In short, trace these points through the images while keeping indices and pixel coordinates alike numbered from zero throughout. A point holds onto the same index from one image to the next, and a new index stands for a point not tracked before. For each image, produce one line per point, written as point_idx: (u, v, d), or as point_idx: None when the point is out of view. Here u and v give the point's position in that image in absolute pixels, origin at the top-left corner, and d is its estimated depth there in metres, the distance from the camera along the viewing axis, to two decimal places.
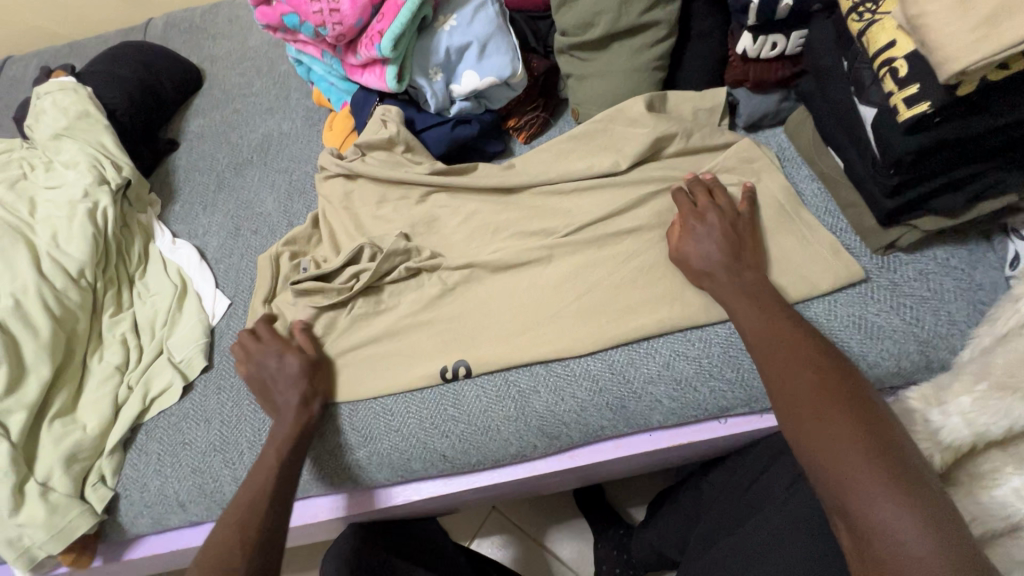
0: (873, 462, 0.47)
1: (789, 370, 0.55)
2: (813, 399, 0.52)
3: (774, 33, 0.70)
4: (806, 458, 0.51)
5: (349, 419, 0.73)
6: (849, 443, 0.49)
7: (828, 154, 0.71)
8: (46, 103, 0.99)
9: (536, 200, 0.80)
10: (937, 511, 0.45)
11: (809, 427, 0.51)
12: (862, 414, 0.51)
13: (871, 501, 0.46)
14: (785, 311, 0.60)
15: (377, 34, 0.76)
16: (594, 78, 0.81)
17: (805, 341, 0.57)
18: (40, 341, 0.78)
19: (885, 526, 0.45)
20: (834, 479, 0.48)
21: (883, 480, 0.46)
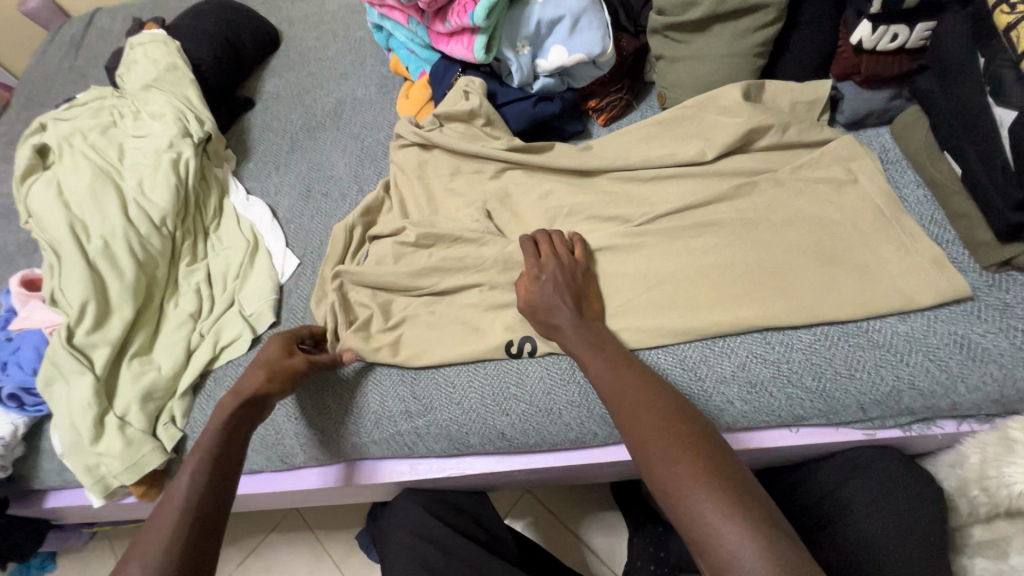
0: (726, 506, 0.46)
1: (638, 414, 0.55)
2: (661, 441, 0.51)
3: (897, 24, 0.64)
4: (666, 500, 0.49)
5: (412, 388, 0.74)
6: (699, 485, 0.47)
7: (942, 160, 0.66)
8: (138, 54, 1.03)
9: (613, 184, 0.78)
10: (791, 554, 0.43)
11: (662, 467, 0.50)
12: (707, 454, 0.50)
13: (727, 544, 0.44)
14: (628, 360, 0.61)
15: (471, 3, 0.75)
16: (688, 62, 0.78)
17: (638, 382, 0.58)
18: (124, 283, 0.82)
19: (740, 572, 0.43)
20: (692, 522, 0.47)
21: (741, 524, 0.44)
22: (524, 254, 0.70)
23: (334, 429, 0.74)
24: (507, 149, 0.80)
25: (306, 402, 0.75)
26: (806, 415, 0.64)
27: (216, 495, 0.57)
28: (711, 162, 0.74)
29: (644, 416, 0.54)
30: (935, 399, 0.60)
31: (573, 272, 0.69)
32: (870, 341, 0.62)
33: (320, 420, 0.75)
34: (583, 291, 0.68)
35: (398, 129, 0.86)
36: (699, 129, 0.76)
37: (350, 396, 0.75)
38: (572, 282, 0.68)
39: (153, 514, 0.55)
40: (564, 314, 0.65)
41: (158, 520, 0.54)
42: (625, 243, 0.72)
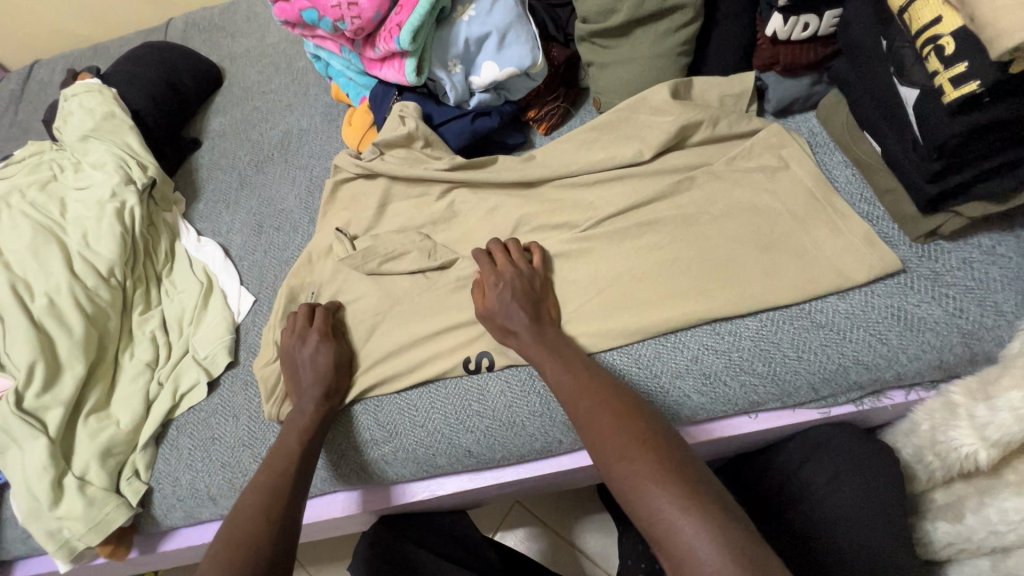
0: (682, 500, 0.46)
1: (593, 416, 0.55)
2: (618, 441, 0.52)
3: (806, 13, 0.67)
4: (623, 500, 0.49)
5: (374, 416, 0.73)
6: (655, 479, 0.48)
7: (864, 140, 0.68)
8: (73, 105, 1.01)
9: (557, 193, 0.78)
10: (743, 538, 0.44)
11: (619, 468, 0.50)
12: (660, 450, 0.51)
13: (683, 536, 0.44)
14: (586, 364, 0.62)
15: (396, 27, 0.75)
16: (616, 66, 0.79)
17: (595, 385, 0.58)
18: (73, 339, 0.80)
19: (696, 564, 0.43)
20: (648, 516, 0.47)
21: (696, 516, 0.45)
22: (479, 262, 0.71)
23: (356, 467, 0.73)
24: (450, 168, 0.81)
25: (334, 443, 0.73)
26: (762, 400, 0.65)
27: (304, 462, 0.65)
28: (647, 161, 0.75)
29: (602, 418, 0.55)
30: (880, 371, 0.62)
31: (531, 278, 0.69)
32: (814, 322, 0.63)
33: (350, 457, 0.73)
34: (538, 293, 0.69)
35: (338, 162, 0.86)
36: (636, 130, 0.77)
37: (370, 425, 0.73)
38: (529, 287, 0.68)
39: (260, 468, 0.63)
40: (519, 316, 0.66)
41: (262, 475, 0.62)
42: (575, 249, 0.73)
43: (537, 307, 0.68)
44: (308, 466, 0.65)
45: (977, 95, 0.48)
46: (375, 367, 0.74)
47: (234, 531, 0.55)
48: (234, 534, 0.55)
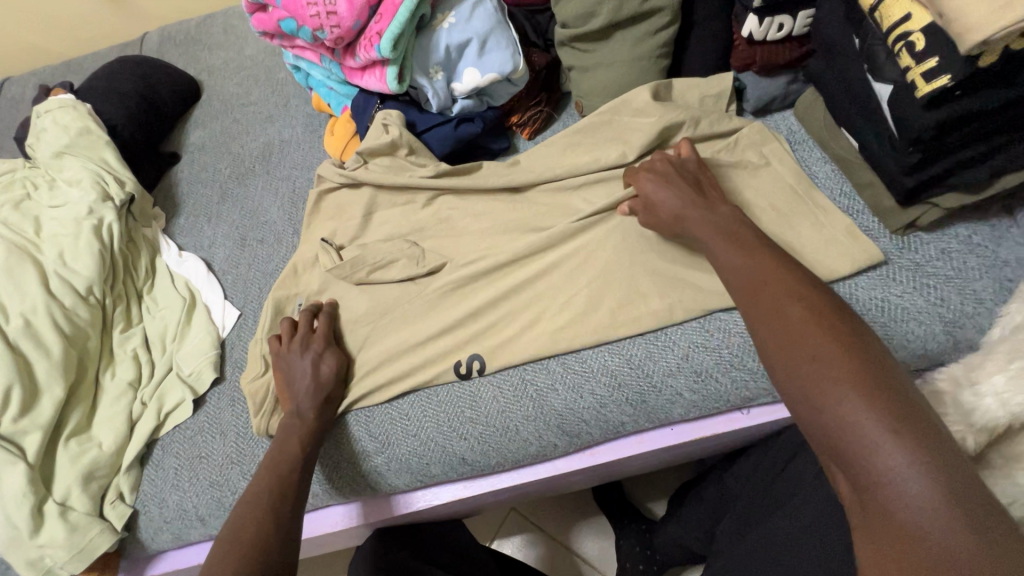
0: (889, 420, 0.39)
1: (775, 303, 0.47)
2: (807, 339, 0.44)
3: (780, 14, 0.68)
4: (801, 407, 0.43)
5: (366, 427, 0.72)
6: (853, 386, 0.41)
7: (841, 136, 0.70)
8: (46, 121, 0.99)
9: (544, 198, 0.79)
10: (961, 479, 0.36)
11: (803, 368, 0.43)
12: (861, 357, 0.42)
13: (883, 460, 0.38)
14: (767, 249, 0.53)
15: (375, 35, 0.75)
16: (597, 69, 0.80)
17: (781, 270, 0.50)
18: (51, 360, 0.78)
19: (887, 479, 0.37)
20: (828, 420, 0.41)
21: (902, 441, 0.38)
22: (629, 177, 0.68)
23: (353, 476, 0.72)
24: (434, 176, 0.80)
25: (326, 456, 0.72)
26: (752, 395, 0.66)
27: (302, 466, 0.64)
28: (631, 162, 0.76)
29: (788, 309, 0.47)
30: None
31: (678, 166, 0.66)
32: None
33: (349, 467, 0.72)
34: (692, 180, 0.65)
35: (322, 172, 0.85)
36: (619, 131, 0.77)
37: (365, 435, 0.72)
38: (682, 172, 0.65)
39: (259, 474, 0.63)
40: (671, 202, 0.62)
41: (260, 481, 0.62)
42: (563, 252, 0.73)
43: (700, 195, 0.62)
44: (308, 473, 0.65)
45: (949, 88, 0.49)
46: (365, 377, 0.73)
47: (242, 540, 0.55)
48: (239, 541, 0.55)
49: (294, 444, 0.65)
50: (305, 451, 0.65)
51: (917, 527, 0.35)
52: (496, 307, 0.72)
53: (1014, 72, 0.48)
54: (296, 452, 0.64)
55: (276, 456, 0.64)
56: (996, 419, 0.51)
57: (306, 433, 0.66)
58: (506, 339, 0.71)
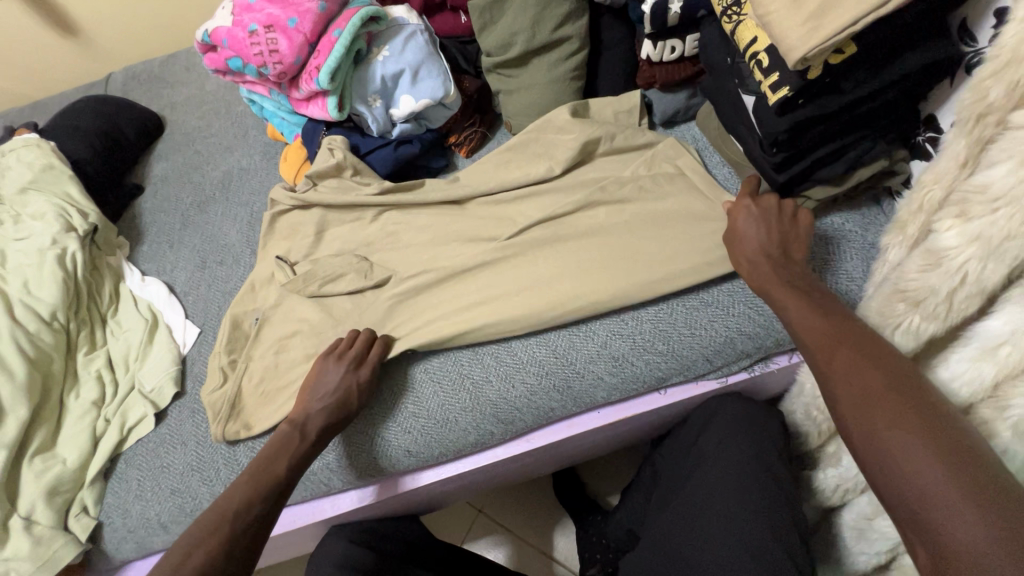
0: (970, 491, 0.37)
1: (851, 362, 0.49)
2: (883, 403, 0.45)
3: (670, 38, 0.77)
4: (874, 468, 0.43)
5: (352, 439, 0.75)
6: (897, 418, 0.43)
7: (732, 142, 0.79)
8: (11, 160, 1.04)
9: (479, 209, 0.86)
10: None
11: (876, 432, 0.44)
12: (945, 427, 0.42)
13: (958, 530, 0.37)
14: (852, 317, 0.53)
15: (314, 70, 0.83)
16: (520, 92, 0.88)
17: (837, 322, 0.53)
18: (16, 383, 0.82)
19: (960, 548, 0.36)
20: (879, 454, 0.43)
21: (979, 513, 0.36)
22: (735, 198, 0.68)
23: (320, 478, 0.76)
24: (380, 194, 0.88)
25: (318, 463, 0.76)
26: (665, 375, 0.72)
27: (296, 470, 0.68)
28: (559, 175, 0.83)
29: (871, 375, 0.47)
30: (761, 338, 0.70)
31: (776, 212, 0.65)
32: (701, 302, 0.72)
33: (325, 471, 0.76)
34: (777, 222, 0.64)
35: (274, 196, 0.92)
36: (544, 147, 0.85)
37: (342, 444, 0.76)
38: (780, 213, 0.65)
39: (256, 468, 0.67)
40: (751, 243, 0.64)
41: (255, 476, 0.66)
42: (496, 257, 0.79)
43: (784, 242, 0.63)
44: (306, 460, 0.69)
45: (790, 97, 0.58)
46: None
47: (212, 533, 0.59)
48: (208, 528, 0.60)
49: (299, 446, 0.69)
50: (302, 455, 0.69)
51: (968, 552, 0.36)
52: (435, 310, 0.79)
53: (841, 81, 0.57)
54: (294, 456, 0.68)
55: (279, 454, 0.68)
56: None
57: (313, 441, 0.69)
58: (444, 339, 0.77)
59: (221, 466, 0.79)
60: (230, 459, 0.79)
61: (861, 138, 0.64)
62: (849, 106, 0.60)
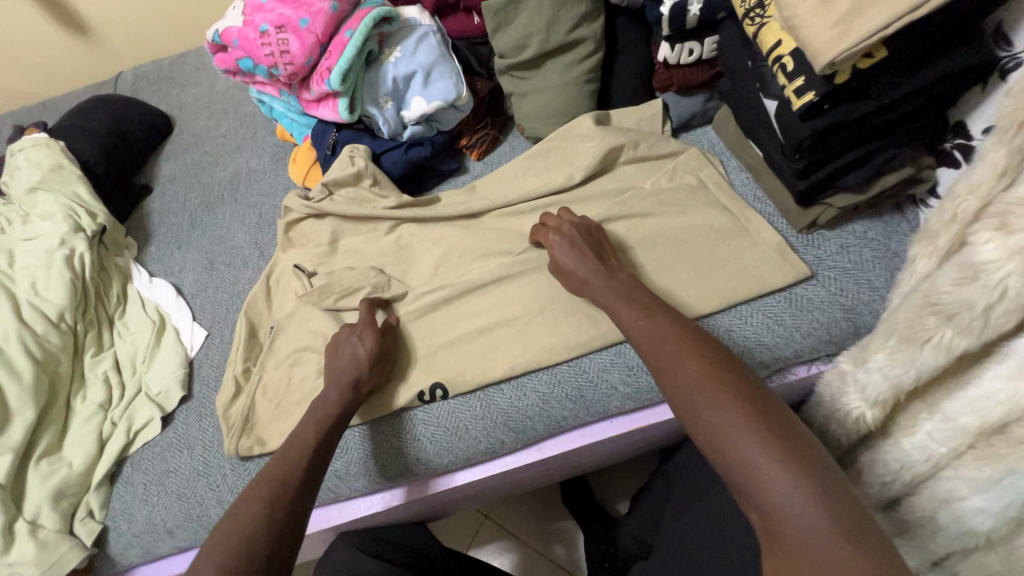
0: (784, 456, 0.44)
1: (671, 353, 0.55)
2: (705, 386, 0.51)
3: (688, 41, 0.76)
4: (705, 445, 0.49)
5: (372, 438, 0.75)
6: (736, 424, 0.47)
7: (751, 147, 0.77)
8: (20, 159, 1.04)
9: (498, 221, 0.85)
10: (843, 506, 0.42)
11: (707, 415, 0.49)
12: (752, 402, 0.48)
13: (775, 492, 0.43)
14: (664, 309, 0.61)
15: (326, 71, 0.82)
16: (533, 95, 0.87)
17: (675, 330, 0.57)
18: (22, 384, 0.81)
19: (780, 508, 0.43)
20: (705, 432, 0.49)
21: (792, 474, 0.43)
22: (536, 230, 0.78)
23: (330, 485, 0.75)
24: (395, 207, 0.87)
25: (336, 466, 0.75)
26: None
27: (319, 452, 0.65)
28: (579, 183, 0.82)
29: (688, 364, 0.53)
30: (780, 349, 0.68)
31: (589, 228, 0.74)
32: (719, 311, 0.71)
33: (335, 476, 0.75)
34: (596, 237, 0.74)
35: (288, 203, 0.90)
36: (563, 156, 0.85)
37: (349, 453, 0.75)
38: (588, 235, 0.73)
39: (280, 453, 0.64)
40: (574, 266, 0.70)
41: (280, 461, 0.63)
42: (511, 268, 0.79)
43: (600, 256, 0.71)
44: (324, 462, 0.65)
45: (816, 102, 0.56)
46: None
47: (242, 516, 0.56)
48: (236, 517, 0.56)
49: (312, 429, 0.66)
50: (322, 435, 0.66)
51: (810, 552, 0.40)
52: (455, 326, 0.78)
53: (868, 86, 0.56)
54: (313, 437, 0.65)
55: (297, 438, 0.66)
56: (881, 391, 0.57)
57: (334, 421, 0.68)
58: (455, 345, 0.76)
59: (228, 471, 0.78)
60: (237, 465, 0.78)
61: (885, 144, 0.62)
62: (875, 112, 0.58)
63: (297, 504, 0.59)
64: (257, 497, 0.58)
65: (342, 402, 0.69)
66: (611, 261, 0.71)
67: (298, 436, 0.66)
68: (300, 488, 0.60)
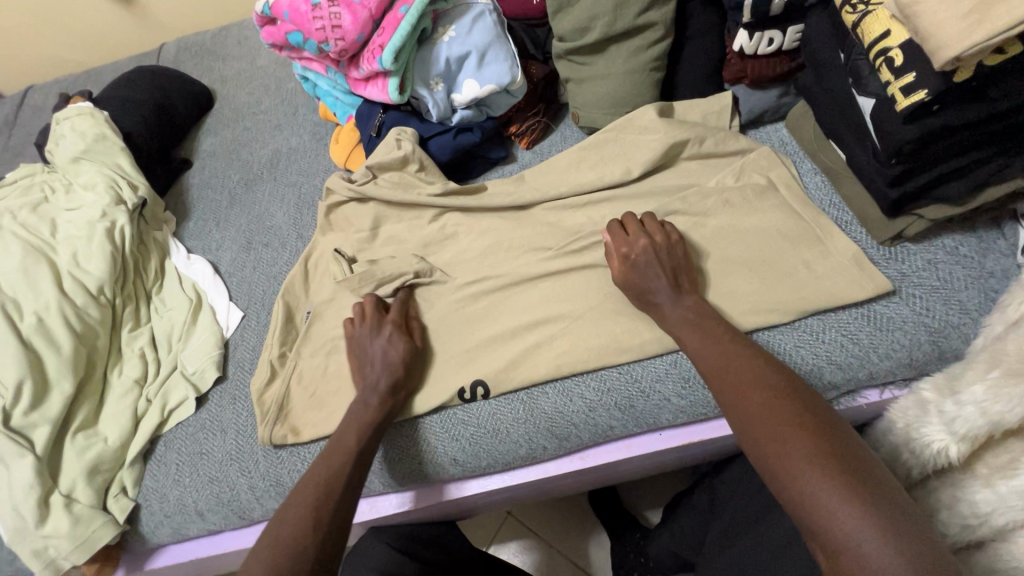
0: (853, 497, 0.44)
1: (736, 381, 0.54)
2: (771, 418, 0.50)
3: (770, 29, 0.70)
4: (769, 477, 0.49)
5: (399, 440, 0.72)
6: (807, 460, 0.47)
7: (830, 148, 0.71)
8: (65, 128, 1.03)
9: (548, 216, 0.81)
10: (922, 553, 0.41)
11: (771, 449, 0.49)
12: (823, 437, 0.48)
13: (847, 533, 0.43)
14: (729, 335, 0.59)
15: (378, 48, 0.78)
16: (592, 82, 0.82)
17: (743, 355, 0.56)
18: (62, 356, 0.81)
19: (850, 550, 0.42)
20: (773, 465, 0.48)
21: (864, 517, 0.43)
22: (613, 234, 0.69)
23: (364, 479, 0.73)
24: (441, 195, 0.83)
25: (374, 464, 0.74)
26: None
27: (361, 462, 0.64)
28: (636, 178, 0.77)
29: (754, 392, 0.53)
30: (853, 370, 0.63)
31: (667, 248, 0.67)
32: (788, 324, 0.65)
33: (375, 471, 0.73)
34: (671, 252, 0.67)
35: (331, 185, 0.88)
36: (622, 149, 0.80)
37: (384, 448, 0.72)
38: (674, 260, 0.66)
39: (322, 461, 0.64)
40: (655, 285, 0.65)
41: (323, 470, 0.63)
42: (560, 265, 0.75)
43: (676, 275, 0.65)
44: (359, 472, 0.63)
45: (927, 101, 0.51)
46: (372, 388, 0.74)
47: (284, 534, 0.56)
48: (279, 535, 0.56)
49: (353, 437, 0.65)
50: (362, 443, 0.65)
51: None
52: (499, 323, 0.74)
53: (990, 86, 0.50)
54: (353, 445, 0.65)
55: (339, 445, 0.65)
56: (975, 428, 0.54)
57: (373, 427, 0.66)
58: (498, 343, 0.73)
59: (261, 458, 0.76)
60: (271, 452, 0.76)
61: (995, 154, 0.56)
62: (990, 118, 0.53)
63: (338, 519, 0.58)
64: (299, 512, 0.58)
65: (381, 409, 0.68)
66: (684, 281, 0.65)
67: (339, 442, 0.65)
68: (340, 501, 0.60)
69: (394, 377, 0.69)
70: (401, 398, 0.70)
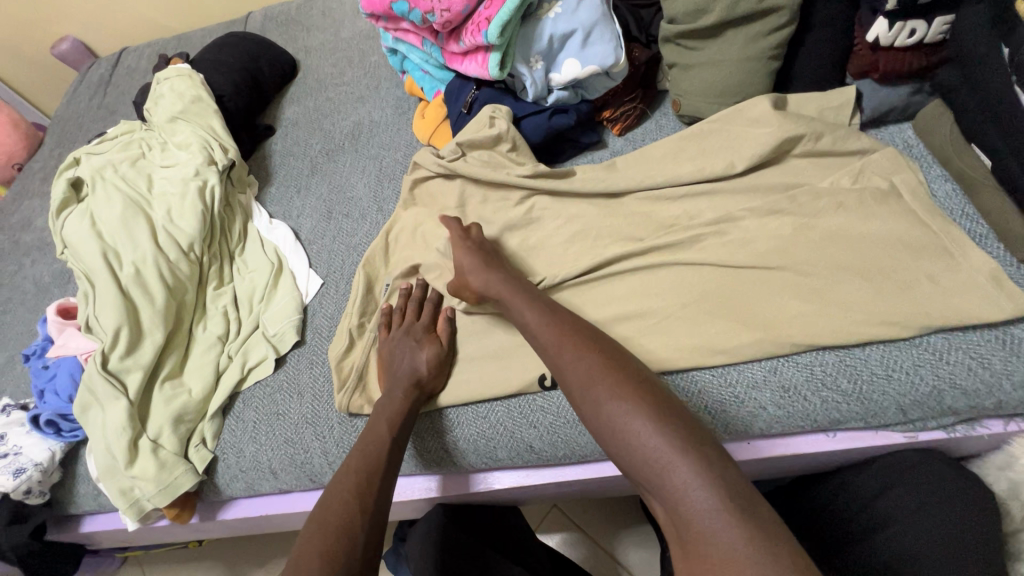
0: (670, 441, 0.45)
1: (562, 353, 0.56)
2: (597, 380, 0.51)
3: (914, 19, 0.64)
4: (608, 438, 0.49)
5: (430, 431, 0.73)
6: (645, 419, 0.47)
7: (970, 152, 0.65)
8: (165, 88, 1.07)
9: (642, 205, 0.77)
10: (736, 490, 0.42)
11: (605, 408, 0.49)
12: (629, 388, 0.50)
13: (676, 478, 0.43)
14: (565, 312, 0.61)
15: (484, 21, 0.76)
16: (701, 68, 0.78)
17: (562, 326, 0.58)
18: (154, 308, 0.84)
19: (681, 496, 0.42)
20: (609, 423, 0.49)
21: (682, 458, 0.44)
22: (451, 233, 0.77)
23: (438, 457, 0.73)
24: (531, 176, 0.81)
25: (414, 450, 0.74)
26: (843, 418, 0.62)
27: (394, 452, 0.64)
28: (740, 173, 0.73)
29: (582, 360, 0.54)
30: (980, 397, 0.58)
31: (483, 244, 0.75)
32: (908, 340, 0.61)
33: (444, 452, 0.73)
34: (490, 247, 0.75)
35: (419, 159, 0.87)
36: (728, 140, 0.75)
37: (459, 428, 0.72)
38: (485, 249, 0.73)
39: (354, 448, 0.64)
40: (467, 267, 0.71)
41: (357, 455, 0.62)
42: (652, 258, 0.72)
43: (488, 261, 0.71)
44: (395, 458, 0.64)
45: None
46: (455, 366, 0.74)
47: (331, 515, 0.55)
48: (327, 517, 0.55)
49: (384, 426, 0.65)
50: (393, 432, 0.65)
51: (717, 539, 0.39)
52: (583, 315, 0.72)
53: None
54: (385, 433, 0.65)
55: (372, 433, 0.65)
56: None
57: (402, 418, 0.67)
58: None
59: (336, 424, 0.77)
60: (346, 421, 0.77)
61: None
62: None
63: (379, 505, 0.57)
64: (345, 495, 0.57)
65: (407, 403, 0.68)
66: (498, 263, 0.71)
67: (370, 432, 0.65)
68: (380, 488, 0.59)
69: (420, 372, 0.71)
70: (422, 397, 0.71)
